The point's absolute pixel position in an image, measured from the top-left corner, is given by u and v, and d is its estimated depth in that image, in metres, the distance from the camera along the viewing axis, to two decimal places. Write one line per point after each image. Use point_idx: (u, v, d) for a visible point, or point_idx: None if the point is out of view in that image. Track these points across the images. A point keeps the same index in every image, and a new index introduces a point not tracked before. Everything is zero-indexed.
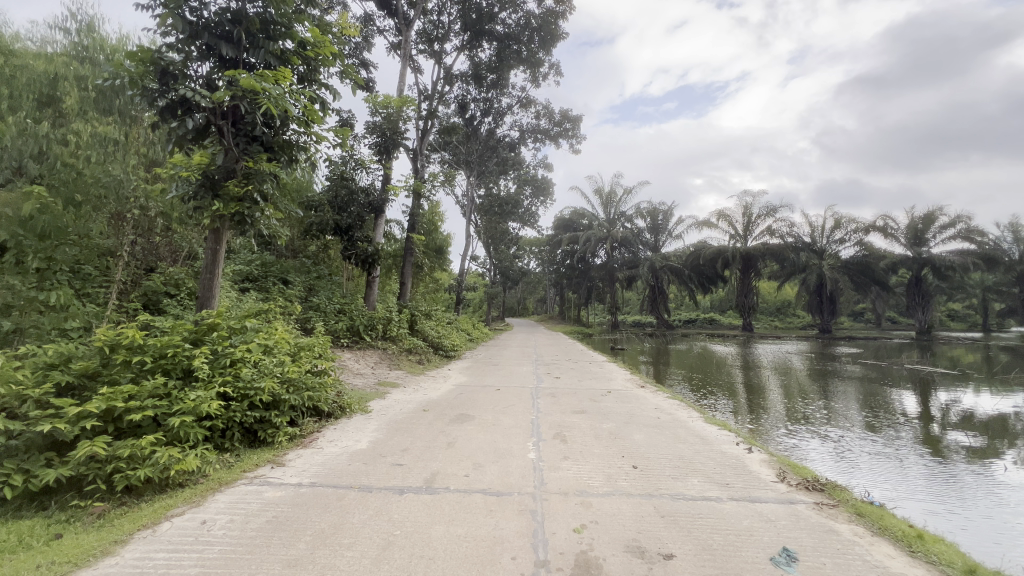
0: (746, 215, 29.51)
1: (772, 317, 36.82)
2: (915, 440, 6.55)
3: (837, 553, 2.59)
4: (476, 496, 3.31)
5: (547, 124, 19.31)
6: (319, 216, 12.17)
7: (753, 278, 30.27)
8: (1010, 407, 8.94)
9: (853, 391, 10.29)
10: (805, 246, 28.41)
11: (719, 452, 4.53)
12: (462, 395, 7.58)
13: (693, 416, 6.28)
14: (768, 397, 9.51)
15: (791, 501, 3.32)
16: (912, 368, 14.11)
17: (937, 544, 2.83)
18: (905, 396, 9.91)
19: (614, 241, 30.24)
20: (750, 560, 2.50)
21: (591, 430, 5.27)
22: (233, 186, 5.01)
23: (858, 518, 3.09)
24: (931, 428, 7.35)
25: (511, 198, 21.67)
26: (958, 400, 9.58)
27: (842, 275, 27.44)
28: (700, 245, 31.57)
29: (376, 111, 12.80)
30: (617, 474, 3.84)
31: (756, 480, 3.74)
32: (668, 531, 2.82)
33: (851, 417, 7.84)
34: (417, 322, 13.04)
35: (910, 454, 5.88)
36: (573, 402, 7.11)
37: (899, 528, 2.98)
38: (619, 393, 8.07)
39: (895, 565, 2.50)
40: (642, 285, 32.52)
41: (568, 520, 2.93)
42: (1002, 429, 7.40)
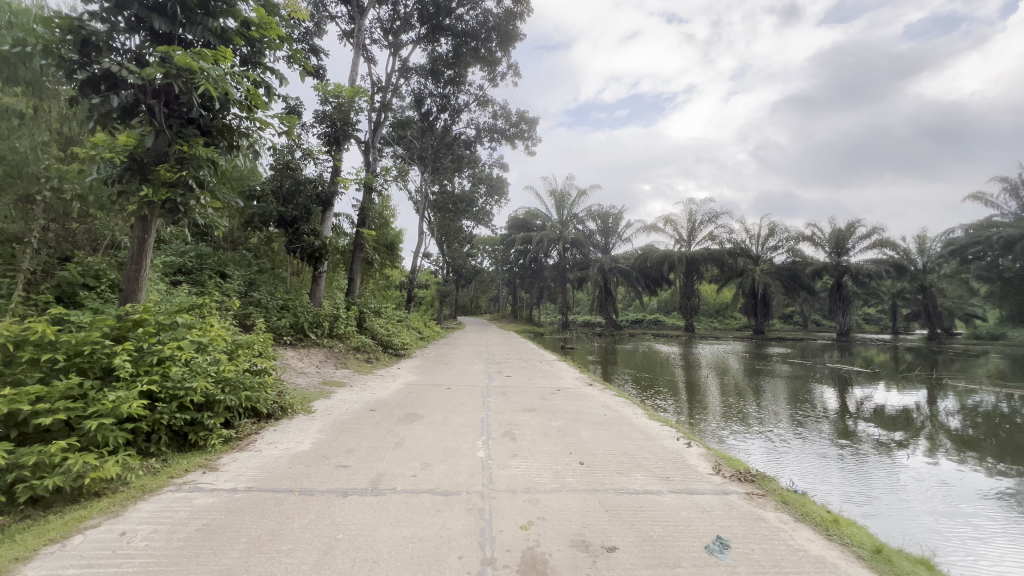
0: (690, 221, 30.95)
1: (712, 319, 38.86)
2: (834, 433, 7.18)
3: (764, 539, 2.78)
4: (424, 496, 3.26)
5: (504, 124, 19.38)
6: (261, 207, 11.61)
7: (695, 281, 31.79)
8: (913, 402, 9.97)
9: (782, 389, 11.02)
10: (742, 251, 30.20)
11: (661, 447, 4.73)
12: (412, 394, 7.46)
13: (637, 412, 6.54)
14: (706, 395, 10.01)
15: (724, 491, 3.53)
16: (833, 367, 15.34)
17: (850, 526, 3.11)
18: (826, 392, 10.81)
19: (566, 242, 30.91)
20: (686, 548, 2.63)
21: (539, 428, 5.35)
22: (164, 171, 4.64)
23: (783, 505, 3.33)
24: (848, 421, 8.06)
25: (465, 196, 21.58)
26: (870, 396, 10.57)
27: (774, 280, 29.42)
28: (648, 248, 32.81)
29: (326, 100, 12.32)
30: (564, 470, 3.91)
31: (694, 472, 3.95)
32: (612, 524, 2.91)
33: (780, 413, 8.40)
34: (367, 319, 12.64)
35: (829, 445, 6.44)
36: (522, 400, 7.17)
37: (817, 513, 3.23)
38: (568, 392, 8.23)
39: (813, 548, 2.72)
40: (593, 286, 33.35)
41: (515, 517, 2.95)
42: (906, 422, 8.21)
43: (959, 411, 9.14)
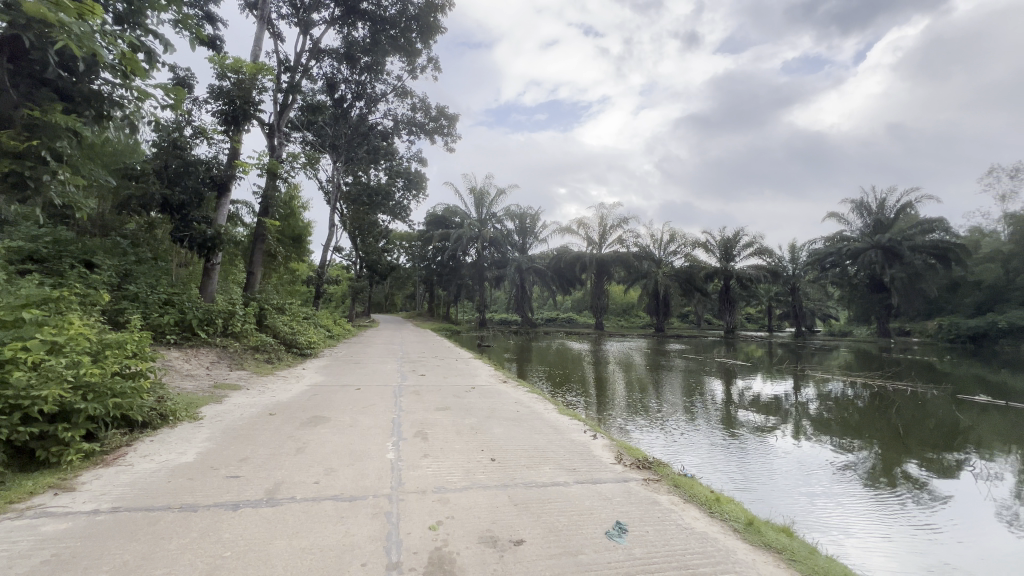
0: (601, 225, 32.63)
1: (619, 318, 41.35)
2: (719, 421, 8.02)
3: (658, 521, 3.01)
4: (326, 503, 3.09)
5: (423, 118, 18.98)
6: (140, 189, 10.23)
7: (605, 281, 33.53)
8: (782, 391, 11.44)
9: (679, 382, 12.05)
10: (647, 255, 32.49)
11: (568, 440, 4.93)
12: (317, 396, 7.01)
13: (548, 408, 6.76)
14: (612, 389, 10.63)
15: (624, 479, 3.78)
16: (721, 361, 17.08)
17: (727, 503, 3.48)
18: (714, 384, 12.02)
19: (485, 240, 31.52)
20: (589, 536, 2.76)
21: (452, 426, 5.31)
22: (7, 138, 3.89)
23: (675, 488, 3.64)
24: (731, 410, 9.04)
25: (381, 189, 20.80)
26: (750, 386, 11.94)
27: (674, 282, 32.02)
28: (562, 249, 34.07)
29: (224, 75, 11.17)
30: (475, 467, 3.92)
31: (598, 462, 4.18)
32: (519, 517, 2.98)
33: (676, 405, 9.18)
34: (267, 317, 11.66)
35: (715, 433, 7.16)
36: (435, 398, 7.07)
37: (702, 493, 3.57)
38: (483, 389, 8.27)
39: (698, 525, 3.00)
40: (509, 285, 33.85)
41: (424, 518, 2.90)
42: (777, 408, 9.41)
43: (817, 398, 10.64)
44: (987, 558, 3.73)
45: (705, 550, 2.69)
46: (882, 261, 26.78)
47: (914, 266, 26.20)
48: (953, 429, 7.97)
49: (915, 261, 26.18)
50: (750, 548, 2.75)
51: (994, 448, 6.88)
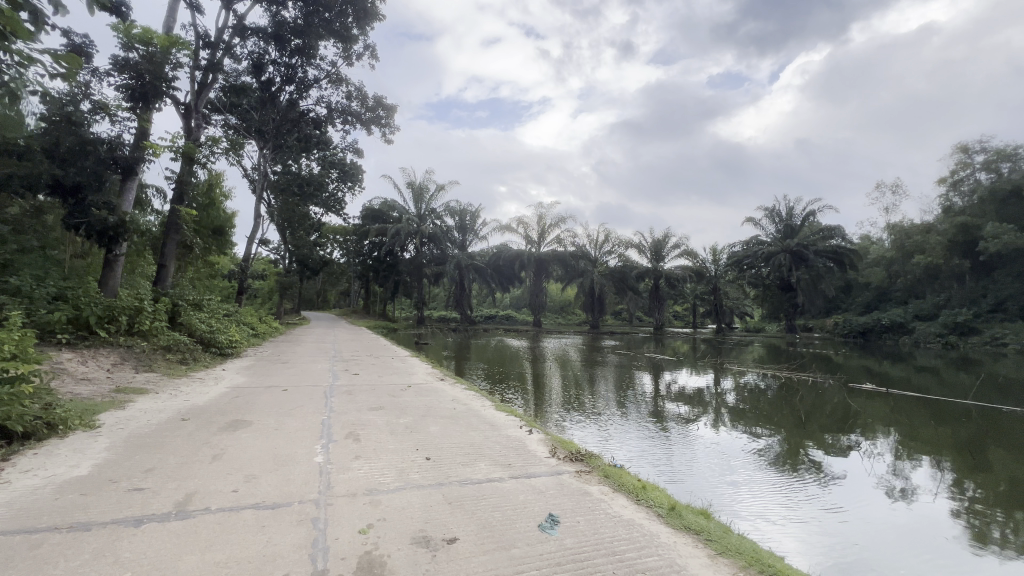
0: (540, 224, 33.13)
1: (556, 316, 42.28)
2: (648, 413, 8.46)
3: (588, 511, 3.12)
4: (247, 512, 2.90)
5: (359, 107, 18.25)
6: (25, 168, 8.98)
7: (544, 280, 34.11)
8: (704, 383, 12.27)
9: (611, 377, 12.54)
10: (584, 255, 33.45)
11: (504, 436, 4.98)
12: (238, 399, 6.53)
13: (485, 405, 6.78)
14: (549, 386, 10.85)
15: (558, 472, 3.87)
16: (650, 356, 17.98)
17: (653, 490, 3.68)
18: (644, 378, 12.65)
19: (423, 237, 30.98)
20: (522, 530, 2.80)
21: (387, 426, 5.16)
22: None
23: (604, 478, 3.79)
24: (659, 402, 9.58)
25: (314, 179, 19.74)
26: (676, 379, 12.68)
27: (608, 281, 33.22)
28: (502, 247, 34.20)
29: (130, 45, 10.07)
30: (409, 468, 3.84)
31: (533, 457, 4.25)
32: (453, 515, 2.96)
33: (609, 399, 9.55)
34: (181, 313, 10.68)
35: (644, 424, 7.55)
36: (369, 398, 6.85)
37: (630, 482, 3.75)
38: (419, 387, 8.12)
39: (626, 512, 3.15)
40: (449, 283, 33.47)
41: (352, 522, 2.80)
42: (699, 399, 10.09)
43: (734, 389, 11.53)
44: (869, 529, 4.25)
45: (631, 535, 2.82)
46: (790, 264, 29.52)
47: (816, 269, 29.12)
48: (845, 414, 8.98)
49: (817, 264, 29.12)
50: (672, 531, 2.93)
51: (876, 430, 7.84)
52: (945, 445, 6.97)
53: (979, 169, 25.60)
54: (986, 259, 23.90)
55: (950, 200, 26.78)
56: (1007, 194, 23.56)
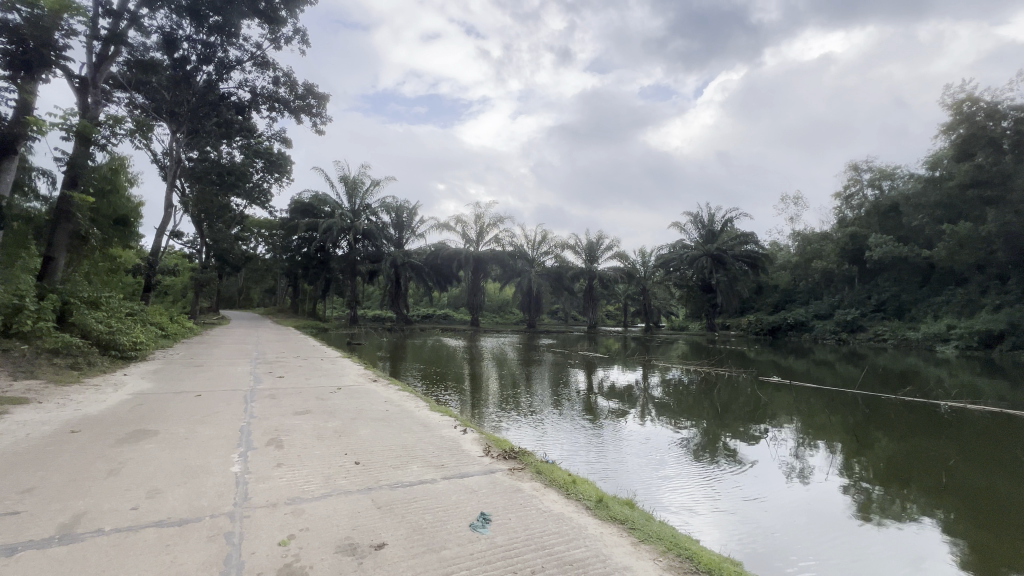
0: (479, 224, 33.03)
1: (494, 315, 42.45)
2: (582, 409, 8.76)
3: (520, 507, 3.16)
4: (148, 531, 2.64)
5: (287, 94, 17.20)
6: None
7: (481, 279, 34.07)
8: (633, 379, 12.88)
9: (547, 375, 12.80)
10: (522, 254, 33.80)
11: (438, 436, 4.92)
12: (142, 407, 5.93)
13: (419, 405, 6.66)
14: (485, 385, 10.88)
15: (490, 470, 3.90)
16: (583, 354, 18.57)
17: (581, 484, 3.79)
18: (578, 375, 13.05)
19: (357, 233, 29.89)
20: (454, 530, 2.78)
21: (313, 431, 4.91)
22: None
23: (536, 474, 3.87)
24: (592, 398, 9.94)
25: (235, 168, 18.32)
26: (607, 376, 13.22)
27: (545, 281, 33.85)
28: (440, 245, 33.72)
29: (10, 5, 8.75)
30: (337, 473, 3.68)
31: (466, 456, 4.24)
32: (382, 520, 2.88)
33: (544, 397, 9.73)
34: (73, 313, 9.49)
35: (577, 420, 7.80)
36: (295, 402, 6.49)
37: (560, 477, 3.85)
38: (350, 390, 7.81)
39: (556, 507, 3.22)
40: (384, 281, 32.47)
41: (271, 534, 2.64)
42: (629, 395, 10.60)
43: (660, 384, 12.22)
44: (776, 509, 4.69)
45: (560, 529, 2.90)
46: (711, 267, 31.74)
47: (733, 271, 31.51)
48: (756, 405, 9.82)
49: (734, 267, 31.54)
50: (598, 522, 3.04)
51: (781, 418, 8.66)
52: (837, 430, 7.84)
53: (866, 186, 29.08)
54: (871, 265, 27.29)
55: (843, 213, 30.14)
56: (887, 209, 26.98)
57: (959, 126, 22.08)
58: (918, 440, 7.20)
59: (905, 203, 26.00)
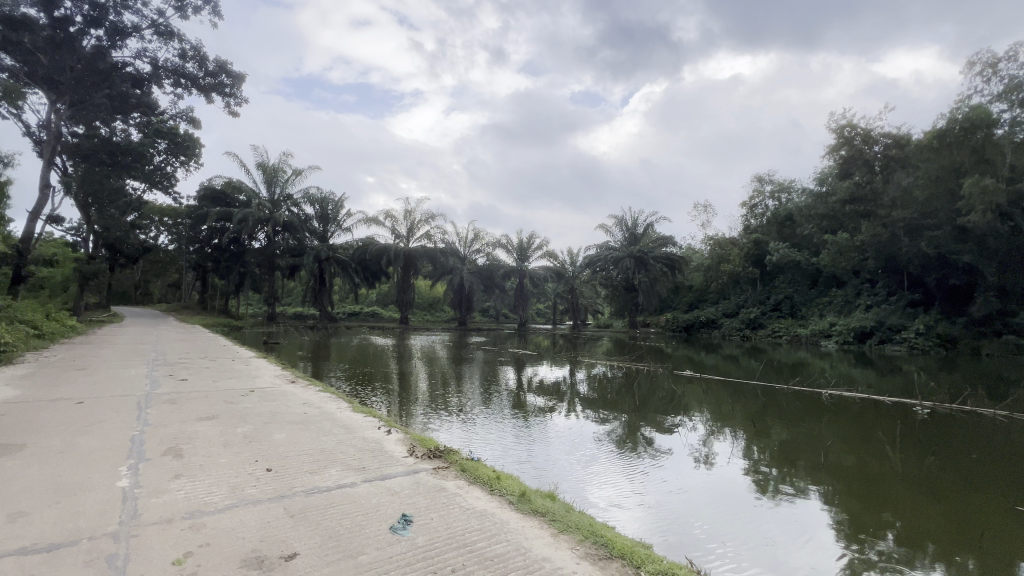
0: (409, 219, 32.16)
1: (424, 312, 41.61)
2: (512, 406, 8.90)
3: (442, 507, 3.13)
4: (10, 562, 2.28)
5: (196, 69, 15.68)
6: None
7: (411, 276, 33.23)
8: (562, 375, 13.31)
9: (477, 373, 12.79)
10: (453, 252, 33.40)
11: (361, 438, 4.74)
12: (6, 418, 5.11)
13: (340, 407, 6.38)
14: (414, 384, 10.68)
15: (415, 470, 3.82)
16: (513, 351, 18.79)
17: (505, 480, 3.83)
18: (508, 372, 13.22)
19: (277, 225, 27.92)
20: (372, 534, 2.69)
21: (219, 438, 4.52)
22: None
23: (461, 473, 3.85)
24: (522, 395, 10.12)
25: (133, 148, 16.33)
26: (536, 372, 13.52)
27: (476, 279, 33.75)
28: (368, 240, 32.44)
29: None
30: (245, 482, 3.42)
31: (389, 458, 4.13)
32: (295, 529, 2.72)
33: (474, 395, 9.74)
34: None
35: (507, 418, 7.91)
36: (200, 407, 5.93)
37: (484, 473, 3.86)
38: (264, 392, 7.28)
39: (479, 505, 3.23)
40: (306, 276, 30.73)
41: (163, 553, 2.39)
42: (557, 390, 10.91)
43: (586, 379, 12.75)
44: (688, 495, 5.03)
45: (483, 526, 2.92)
46: (635, 268, 33.47)
47: (654, 272, 33.40)
48: (672, 397, 10.52)
49: (654, 268, 33.47)
50: (520, 517, 3.10)
51: (693, 408, 9.34)
52: (740, 418, 8.62)
53: (768, 197, 32.19)
54: (770, 268, 30.42)
55: (748, 221, 33.16)
56: (783, 218, 30.13)
57: (841, 148, 25.43)
58: (805, 425, 8.12)
59: (799, 213, 29.13)
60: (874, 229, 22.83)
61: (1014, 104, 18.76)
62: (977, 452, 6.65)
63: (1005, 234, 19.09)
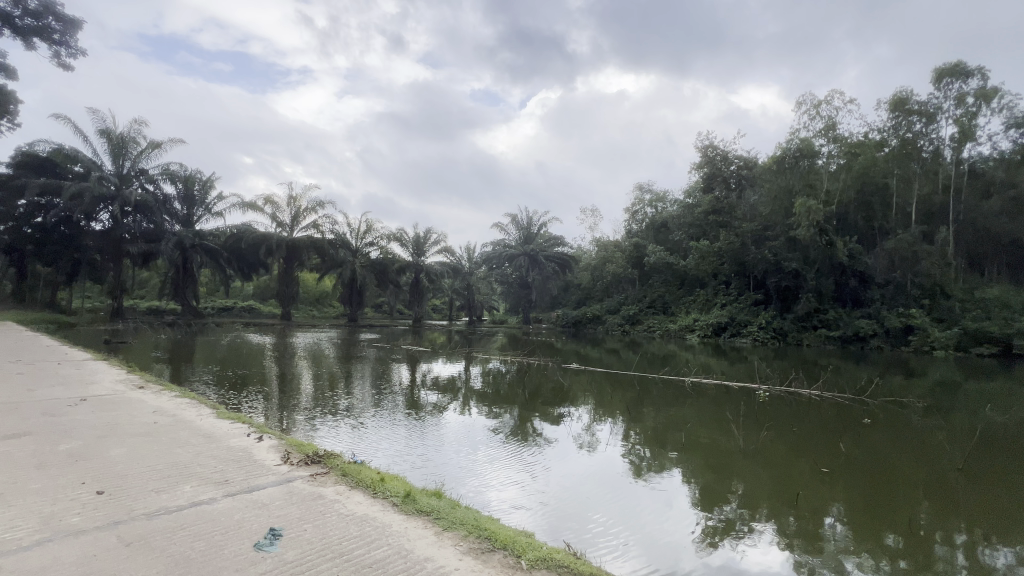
0: (293, 206, 29.51)
1: (309, 307, 38.59)
2: (404, 405, 8.66)
3: (317, 516, 2.92)
4: None
5: (10, 6, 12.68)
6: None
7: (295, 268, 30.61)
8: (456, 371, 13.27)
9: (367, 372, 12.19)
10: (343, 244, 31.34)
11: (224, 448, 4.22)
12: None
13: (202, 413, 5.64)
14: (298, 386, 9.88)
15: (288, 479, 3.51)
16: (407, 348, 18.26)
17: (390, 481, 3.68)
18: (400, 370, 12.82)
19: (127, 204, 23.64)
20: (231, 555, 2.41)
21: (31, 459, 3.71)
22: None
23: (341, 478, 3.62)
24: (415, 392, 9.90)
25: None
26: (430, 369, 13.33)
27: (369, 273, 32.07)
28: (243, 227, 29.12)
29: None
30: (65, 510, 2.85)
31: (258, 468, 3.74)
32: (131, 560, 2.32)
33: (364, 396, 9.26)
34: None
35: (399, 417, 7.69)
36: (5, 423, 4.79)
37: (368, 476, 3.67)
38: (102, 400, 6.15)
39: (359, 510, 3.07)
40: (165, 265, 26.67)
41: None
42: (452, 386, 10.88)
43: (479, 374, 12.89)
44: (574, 481, 5.33)
45: (363, 532, 2.78)
46: (528, 266, 34.51)
47: (547, 270, 34.76)
48: (560, 388, 11.08)
49: (547, 266, 34.81)
50: (404, 518, 3.01)
51: (579, 399, 9.93)
52: (619, 406, 9.40)
53: (647, 205, 35.41)
54: (647, 270, 33.52)
55: (630, 226, 36.12)
56: (659, 225, 33.36)
57: (704, 166, 29.29)
58: (672, 409, 9.10)
59: (672, 221, 32.50)
60: (729, 238, 26.36)
61: (830, 140, 22.96)
62: (798, 425, 8.05)
63: (822, 245, 23.08)
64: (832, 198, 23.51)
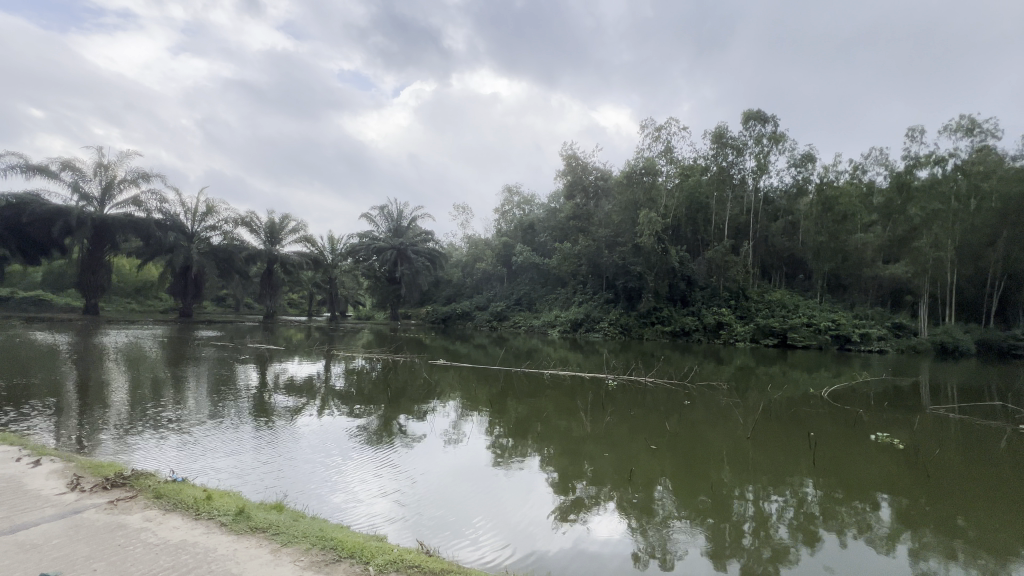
0: (105, 176, 24.19)
1: (127, 300, 32.06)
2: (250, 411, 7.72)
3: (115, 550, 2.43)
4: None
5: None
6: None
7: (107, 252, 25.13)
8: (314, 370, 12.27)
9: (205, 375, 10.61)
10: (175, 226, 26.61)
11: None
12: None
13: None
14: (108, 395, 8.17)
15: (74, 510, 2.85)
16: (256, 347, 16.31)
17: (220, 498, 3.23)
18: (246, 371, 11.41)
19: None
20: None
21: None
22: None
23: (153, 501, 3.05)
24: (265, 396, 8.92)
25: None
26: (283, 369, 12.11)
27: (209, 260, 27.72)
28: (28, 197, 22.95)
29: None
30: None
31: (30, 500, 2.97)
32: None
33: (198, 404, 8.03)
34: None
35: (242, 426, 6.83)
36: None
37: (190, 496, 3.17)
38: None
39: (174, 536, 2.63)
40: None
41: None
42: (309, 387, 10.05)
43: (341, 373, 12.12)
44: (438, 478, 5.33)
45: (176, 561, 2.39)
46: (397, 260, 33.33)
47: (417, 265, 33.86)
48: (428, 385, 10.96)
49: (417, 261, 33.97)
50: (232, 539, 2.66)
51: (447, 394, 9.96)
52: (484, 399, 9.66)
53: (516, 206, 36.93)
54: (515, 268, 34.96)
55: (499, 225, 37.17)
56: (526, 226, 34.96)
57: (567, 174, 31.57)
58: (534, 400, 9.65)
59: (538, 223, 34.42)
60: (587, 242, 28.84)
61: (669, 162, 26.51)
62: (637, 409, 9.17)
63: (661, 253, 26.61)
64: (669, 212, 27.23)
